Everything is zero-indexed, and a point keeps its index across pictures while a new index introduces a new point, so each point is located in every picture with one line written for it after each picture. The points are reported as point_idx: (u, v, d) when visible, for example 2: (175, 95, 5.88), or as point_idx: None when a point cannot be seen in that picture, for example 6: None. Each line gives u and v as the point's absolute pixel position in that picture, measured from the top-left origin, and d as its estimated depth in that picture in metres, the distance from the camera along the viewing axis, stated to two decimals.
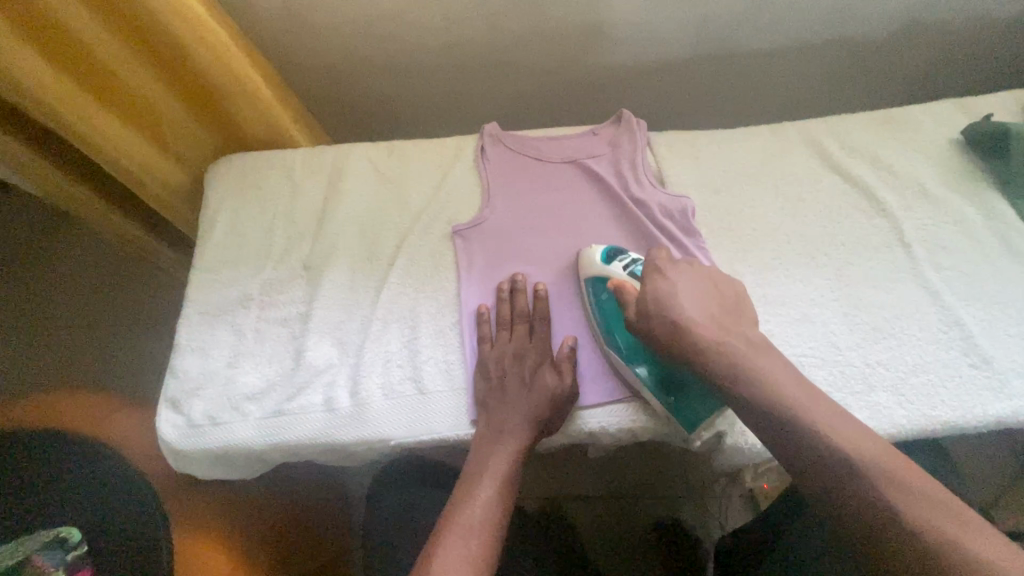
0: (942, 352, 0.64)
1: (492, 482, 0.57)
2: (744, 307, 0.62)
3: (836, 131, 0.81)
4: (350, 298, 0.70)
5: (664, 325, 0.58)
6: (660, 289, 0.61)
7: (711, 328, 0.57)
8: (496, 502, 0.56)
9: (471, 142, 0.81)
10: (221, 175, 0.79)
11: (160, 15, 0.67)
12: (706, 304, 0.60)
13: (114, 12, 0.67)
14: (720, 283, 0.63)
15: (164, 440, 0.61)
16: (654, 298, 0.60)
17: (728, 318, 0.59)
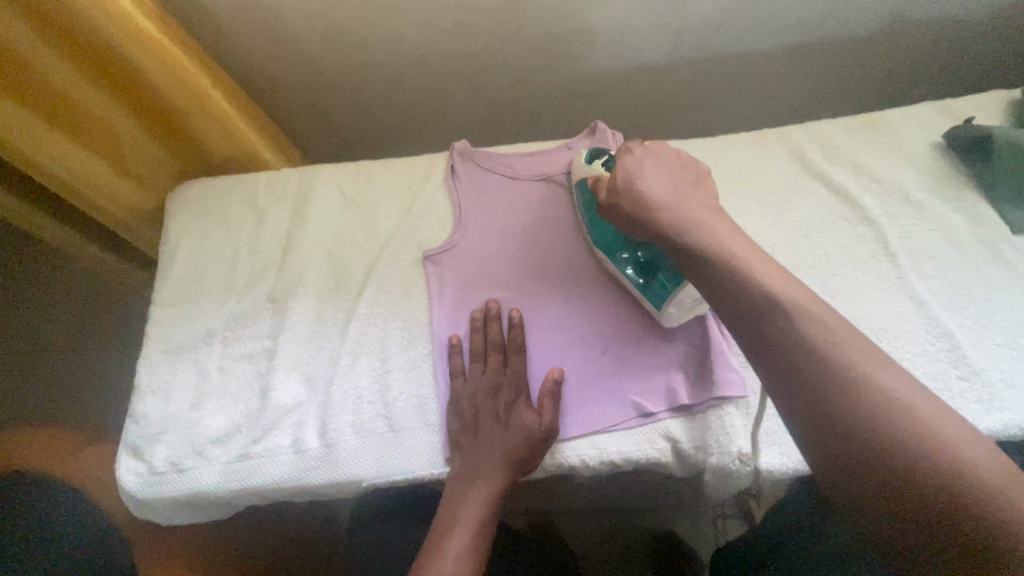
0: (929, 365, 0.60)
1: (466, 529, 0.53)
2: (707, 182, 0.58)
3: (816, 136, 0.76)
4: (317, 331, 0.67)
5: (627, 198, 0.56)
6: (626, 166, 0.57)
7: (674, 200, 0.53)
8: (472, 550, 0.52)
9: (441, 161, 0.78)
10: (183, 204, 0.77)
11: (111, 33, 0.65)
12: (672, 183, 0.55)
13: (61, 37, 0.64)
14: (685, 162, 0.59)
15: (126, 489, 0.61)
16: (615, 175, 0.58)
17: (696, 194, 0.55)
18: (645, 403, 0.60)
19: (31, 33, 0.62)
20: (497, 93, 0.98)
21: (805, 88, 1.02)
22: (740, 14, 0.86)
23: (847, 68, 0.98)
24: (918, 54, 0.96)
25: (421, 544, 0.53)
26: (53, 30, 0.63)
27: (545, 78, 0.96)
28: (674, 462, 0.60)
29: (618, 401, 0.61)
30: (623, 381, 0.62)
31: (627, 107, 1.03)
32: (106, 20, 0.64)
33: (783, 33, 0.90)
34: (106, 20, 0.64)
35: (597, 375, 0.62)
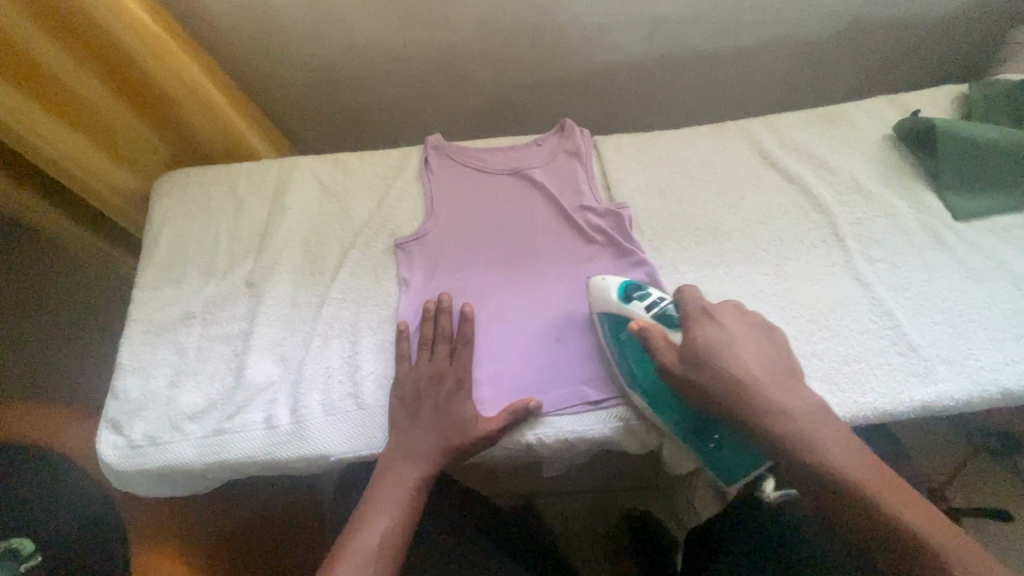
0: (870, 341, 0.63)
1: (393, 508, 0.56)
2: (776, 338, 0.58)
3: (775, 128, 0.79)
4: (292, 314, 0.70)
5: (711, 375, 0.53)
6: (704, 338, 0.54)
7: (764, 380, 0.53)
8: (399, 525, 0.56)
9: (416, 153, 0.80)
10: (165, 192, 0.80)
11: (106, 23, 0.68)
12: (756, 354, 0.55)
13: (55, 24, 0.67)
14: (767, 333, 0.58)
15: (105, 462, 0.64)
16: (700, 348, 0.54)
17: (779, 371, 0.54)
18: (589, 392, 0.63)
19: (27, 20, 0.65)
20: (475, 88, 1.01)
21: (776, 82, 1.05)
22: (708, 12, 0.89)
23: (815, 64, 1.01)
24: (884, 48, 0.99)
25: (351, 518, 0.57)
26: (49, 18, 0.66)
27: (522, 74, 0.99)
28: (628, 442, 0.63)
29: (571, 385, 0.64)
30: (576, 366, 0.65)
31: (603, 102, 1.06)
32: (101, 9, 0.67)
33: (752, 29, 0.93)
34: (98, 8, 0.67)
35: (552, 360, 0.65)
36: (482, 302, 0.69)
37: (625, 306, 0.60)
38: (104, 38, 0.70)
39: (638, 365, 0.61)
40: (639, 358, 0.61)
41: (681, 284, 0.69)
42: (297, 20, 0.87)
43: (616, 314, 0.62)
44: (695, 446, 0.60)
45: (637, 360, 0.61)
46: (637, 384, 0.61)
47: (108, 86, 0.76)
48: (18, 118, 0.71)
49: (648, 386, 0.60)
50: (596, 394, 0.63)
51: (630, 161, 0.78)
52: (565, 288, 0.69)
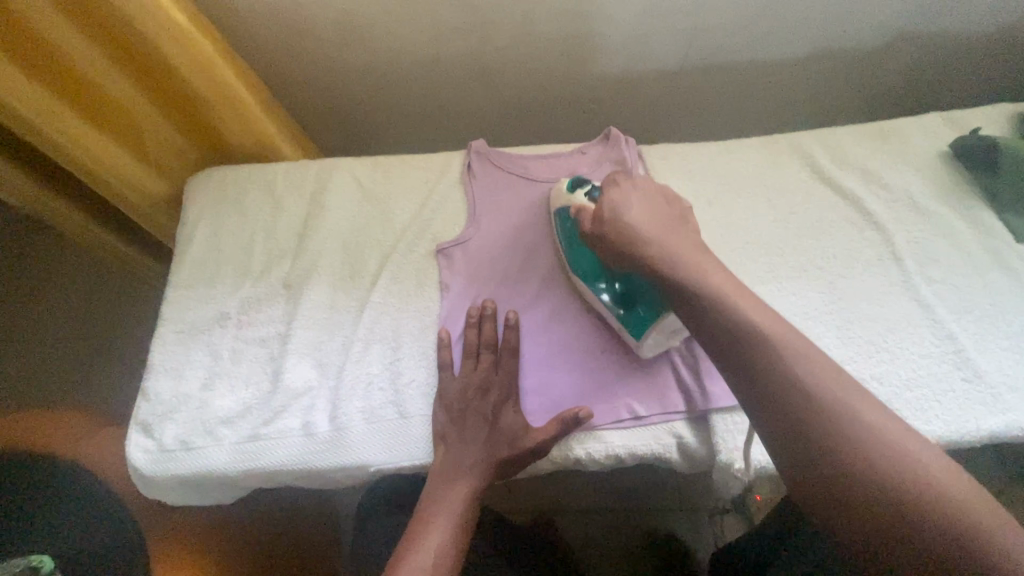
0: (933, 365, 0.61)
1: (444, 525, 0.54)
2: (689, 220, 0.59)
3: (826, 142, 0.77)
4: (330, 318, 0.68)
5: (613, 230, 0.57)
6: (613, 199, 0.59)
7: (657, 233, 0.55)
8: (451, 543, 0.53)
9: (458, 158, 0.79)
10: (200, 190, 0.78)
11: (143, 27, 0.66)
12: (657, 214, 0.57)
13: (91, 24, 0.65)
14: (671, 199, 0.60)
15: (134, 466, 0.61)
16: (608, 209, 0.58)
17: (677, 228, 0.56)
18: (640, 407, 0.61)
19: (64, 19, 0.64)
20: (512, 95, 1.00)
21: (816, 96, 1.03)
22: (754, 25, 0.88)
23: (856, 81, 1.01)
24: (929, 64, 0.98)
25: (401, 538, 0.54)
26: (86, 17, 0.65)
27: (560, 82, 0.98)
28: (679, 461, 0.61)
29: (618, 399, 0.62)
30: (622, 379, 0.62)
31: (640, 111, 1.05)
32: (140, 14, 0.65)
33: (796, 41, 0.92)
34: (140, 14, 0.65)
35: (598, 372, 0.63)
36: (527, 309, 0.67)
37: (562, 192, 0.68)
38: (140, 40, 0.68)
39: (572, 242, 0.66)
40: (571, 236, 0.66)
41: None
42: (340, 22, 0.85)
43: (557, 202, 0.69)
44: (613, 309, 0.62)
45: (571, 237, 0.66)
46: (574, 267, 0.66)
47: (141, 86, 0.74)
48: (46, 116, 0.70)
49: (579, 258, 0.65)
50: (646, 412, 0.61)
51: (678, 171, 0.77)
52: None
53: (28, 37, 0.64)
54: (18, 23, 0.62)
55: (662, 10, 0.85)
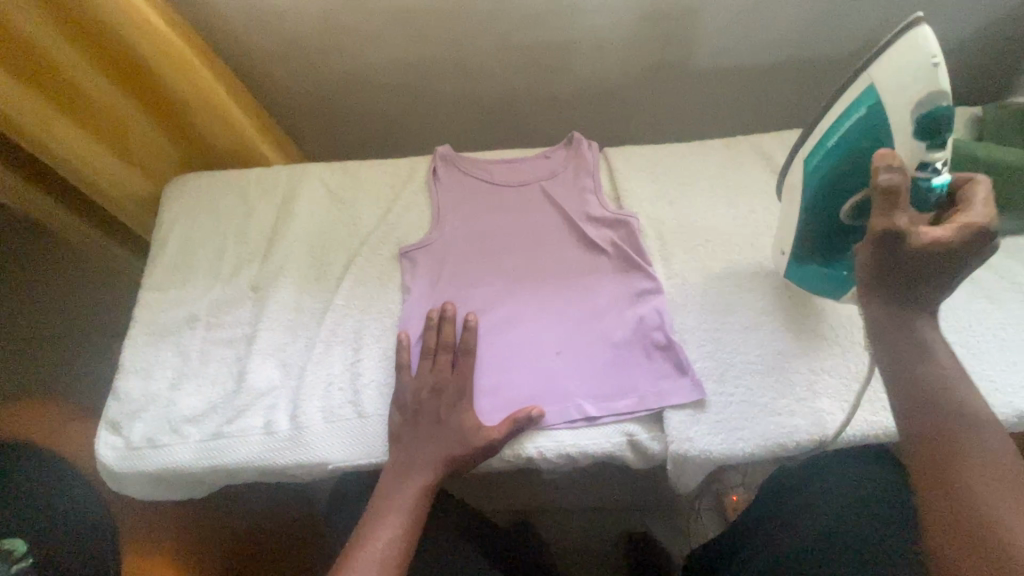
0: None
1: (394, 519, 0.56)
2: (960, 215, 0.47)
3: (787, 145, 0.78)
4: (295, 319, 0.70)
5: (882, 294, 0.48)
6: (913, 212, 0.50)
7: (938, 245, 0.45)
8: (400, 537, 0.55)
9: (426, 163, 0.80)
10: (175, 196, 0.80)
11: (125, 32, 0.69)
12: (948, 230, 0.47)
13: (74, 26, 0.68)
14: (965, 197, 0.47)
15: (104, 463, 0.63)
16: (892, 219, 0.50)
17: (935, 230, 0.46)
18: (590, 406, 0.62)
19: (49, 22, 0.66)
20: (487, 100, 1.01)
21: (789, 101, 1.04)
22: (722, 30, 0.90)
23: (828, 86, 1.01)
24: None
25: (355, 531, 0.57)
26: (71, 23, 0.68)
27: (534, 88, 0.99)
28: (633, 458, 0.62)
29: (569, 393, 0.63)
30: (574, 374, 0.64)
31: (613, 117, 1.06)
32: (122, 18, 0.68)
33: (766, 46, 0.93)
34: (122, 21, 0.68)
35: (553, 371, 0.64)
36: (487, 311, 0.68)
37: (908, 126, 0.47)
38: (124, 46, 0.70)
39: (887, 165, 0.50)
40: (866, 135, 0.50)
41: (690, 298, 0.68)
42: (315, 29, 0.88)
43: (885, 90, 0.48)
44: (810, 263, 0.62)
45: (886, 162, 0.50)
46: (817, 160, 0.55)
47: (124, 89, 0.76)
48: (33, 116, 0.71)
49: (849, 163, 0.53)
50: (596, 411, 0.62)
51: (641, 173, 0.78)
52: (569, 298, 0.69)
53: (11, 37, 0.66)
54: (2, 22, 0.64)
55: (631, 16, 0.87)
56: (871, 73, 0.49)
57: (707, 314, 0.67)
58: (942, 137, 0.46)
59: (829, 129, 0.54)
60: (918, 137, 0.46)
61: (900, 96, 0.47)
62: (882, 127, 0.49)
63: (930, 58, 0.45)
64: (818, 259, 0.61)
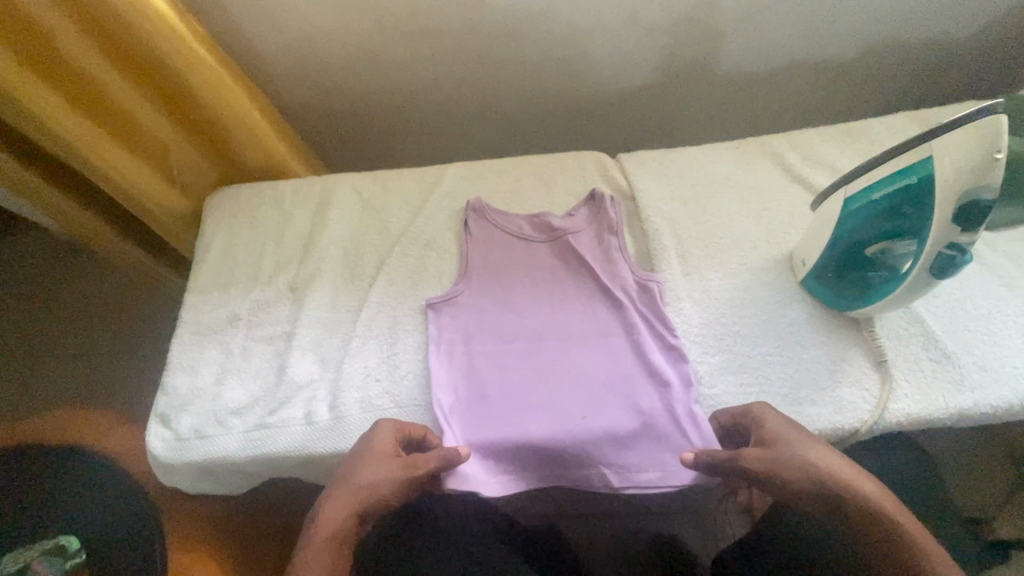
0: (903, 347, 0.63)
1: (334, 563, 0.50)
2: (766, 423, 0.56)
3: (797, 142, 0.81)
4: (331, 317, 0.74)
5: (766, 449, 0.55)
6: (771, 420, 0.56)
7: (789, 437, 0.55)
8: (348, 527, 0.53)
9: (449, 170, 0.84)
10: (217, 206, 0.85)
11: (167, 58, 0.72)
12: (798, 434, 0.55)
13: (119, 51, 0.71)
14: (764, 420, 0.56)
15: (154, 453, 0.67)
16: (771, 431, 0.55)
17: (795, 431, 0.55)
18: (615, 393, 0.64)
19: (98, 50, 0.70)
20: (503, 113, 1.06)
21: (796, 103, 1.07)
22: (730, 37, 0.94)
23: (833, 87, 1.04)
24: (902, 69, 1.01)
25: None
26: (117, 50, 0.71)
27: (549, 99, 1.04)
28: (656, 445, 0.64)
29: (591, 381, 0.65)
30: (598, 364, 0.66)
31: (625, 124, 1.10)
32: (166, 44, 0.70)
33: (771, 52, 0.97)
34: (163, 48, 0.71)
35: (578, 365, 0.66)
36: (511, 307, 0.71)
37: (952, 205, 0.49)
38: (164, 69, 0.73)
39: (922, 230, 0.52)
40: (912, 199, 0.52)
41: (710, 290, 0.70)
42: (342, 52, 0.92)
43: (940, 168, 0.49)
44: (825, 267, 0.64)
45: (922, 227, 0.53)
46: (881, 183, 0.54)
47: (163, 109, 0.80)
48: (80, 140, 0.75)
49: (911, 205, 0.53)
50: (622, 400, 0.64)
51: (655, 173, 0.80)
52: (592, 291, 0.71)
53: (63, 65, 0.70)
54: (56, 51, 0.68)
55: (640, 28, 0.91)
56: (933, 145, 0.49)
57: (726, 305, 0.69)
58: (980, 223, 0.49)
59: (876, 181, 0.55)
60: (958, 223, 0.49)
61: (955, 177, 0.48)
62: (929, 198, 0.51)
63: (992, 151, 0.45)
64: (836, 267, 0.63)
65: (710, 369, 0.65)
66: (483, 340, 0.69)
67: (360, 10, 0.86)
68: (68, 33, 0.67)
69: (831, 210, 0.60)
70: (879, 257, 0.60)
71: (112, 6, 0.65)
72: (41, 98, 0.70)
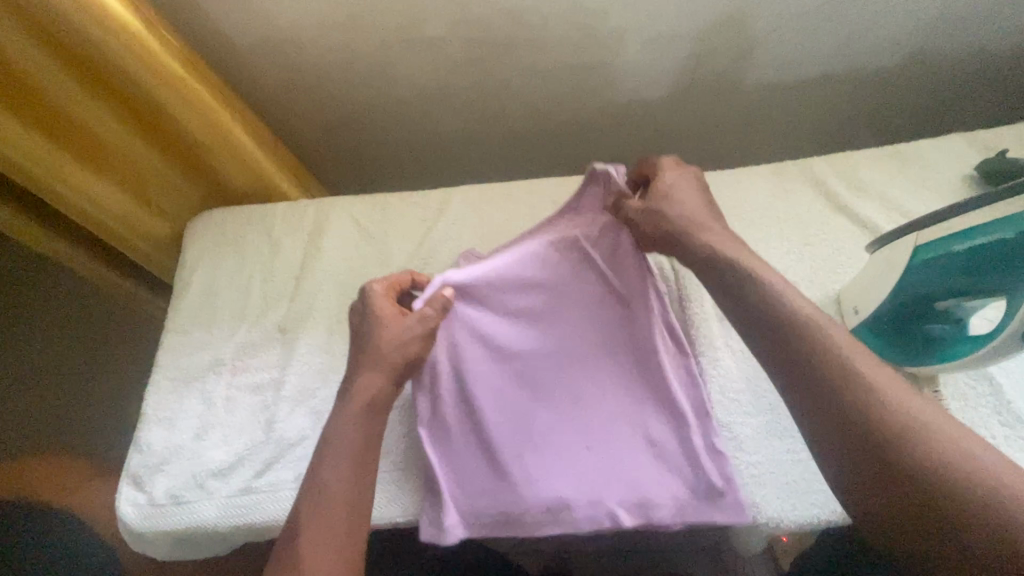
0: (970, 410, 0.56)
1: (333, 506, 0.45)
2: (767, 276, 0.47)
3: (841, 168, 0.72)
4: (325, 364, 0.66)
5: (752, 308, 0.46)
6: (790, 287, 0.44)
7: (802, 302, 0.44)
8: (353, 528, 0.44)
9: (454, 195, 0.76)
10: (199, 233, 0.77)
11: (134, 74, 0.64)
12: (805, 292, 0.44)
13: (78, 64, 0.63)
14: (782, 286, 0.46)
15: (124, 522, 0.59)
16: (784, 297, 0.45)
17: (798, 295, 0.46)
18: (641, 461, 0.56)
19: (59, 66, 0.62)
20: (512, 126, 0.98)
21: (826, 118, 0.99)
22: (760, 46, 0.86)
23: (869, 102, 0.96)
24: (944, 81, 0.93)
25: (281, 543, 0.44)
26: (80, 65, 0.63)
27: (562, 112, 0.95)
28: (693, 516, 0.56)
29: (617, 447, 0.56)
30: (625, 427, 0.57)
31: (642, 138, 1.01)
32: (132, 57, 0.63)
33: (804, 63, 0.89)
34: (127, 56, 0.63)
35: (591, 422, 0.58)
36: None
37: None
38: (131, 83, 0.65)
39: (1012, 290, 0.45)
40: (999, 258, 0.46)
41: None
42: (337, 59, 0.84)
43: None
44: (882, 320, 0.56)
45: (1010, 288, 0.46)
46: (961, 237, 0.47)
47: (134, 127, 0.71)
48: (36, 161, 0.67)
49: (997, 262, 0.46)
50: (659, 470, 0.56)
51: None
52: None
53: (13, 78, 0.61)
54: (5, 64, 0.60)
55: (663, 36, 0.83)
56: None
57: None
58: None
59: (958, 232, 0.47)
60: None
61: None
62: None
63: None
64: (895, 321, 0.56)
65: (752, 433, 0.57)
66: (480, 394, 0.60)
67: (352, 15, 0.77)
68: (16, 43, 0.59)
69: (894, 261, 0.53)
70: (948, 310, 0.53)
71: (61, 8, 0.57)
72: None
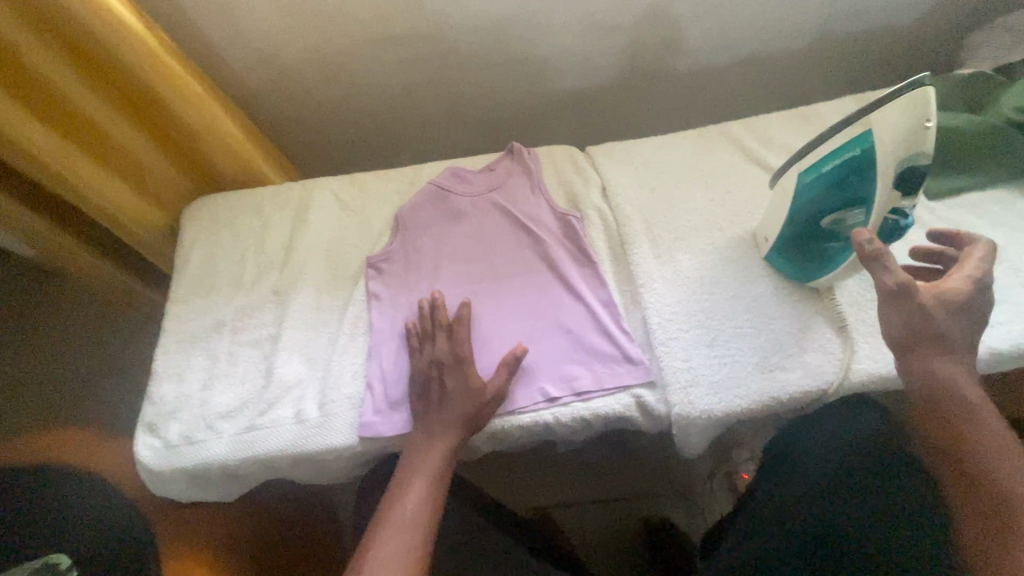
0: (860, 312, 0.67)
1: (414, 529, 0.56)
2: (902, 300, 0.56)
3: (754, 128, 0.85)
4: (316, 318, 0.75)
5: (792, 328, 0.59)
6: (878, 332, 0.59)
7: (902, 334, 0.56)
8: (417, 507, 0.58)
9: (423, 171, 0.86)
10: (194, 216, 0.85)
11: (136, 68, 0.73)
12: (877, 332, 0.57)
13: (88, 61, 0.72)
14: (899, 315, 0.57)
15: (142, 463, 0.67)
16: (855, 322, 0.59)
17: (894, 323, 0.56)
18: (581, 380, 0.66)
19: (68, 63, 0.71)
20: (477, 115, 1.09)
21: (752, 95, 1.13)
22: (687, 35, 0.98)
23: (787, 79, 1.10)
24: (849, 57, 1.08)
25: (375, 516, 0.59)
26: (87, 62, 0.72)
27: (519, 100, 1.07)
28: (641, 417, 0.66)
29: (557, 381, 0.67)
30: (565, 342, 0.69)
31: (593, 121, 1.14)
32: (131, 49, 0.72)
33: (726, 48, 1.02)
34: (134, 55, 0.72)
35: (544, 346, 0.69)
36: (483, 297, 0.73)
37: (888, 176, 0.53)
38: (137, 79, 0.74)
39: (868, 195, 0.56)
40: (856, 169, 0.56)
41: (680, 271, 0.73)
42: (312, 58, 0.94)
43: (880, 139, 0.53)
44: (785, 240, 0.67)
45: (868, 195, 0.57)
46: (828, 158, 0.58)
47: (134, 120, 0.80)
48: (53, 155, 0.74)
49: (855, 173, 0.57)
50: (608, 383, 0.66)
51: (623, 163, 0.83)
52: (565, 283, 0.73)
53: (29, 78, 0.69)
54: (20, 65, 0.68)
55: (602, 29, 0.95)
56: (871, 119, 0.53)
57: (694, 285, 0.72)
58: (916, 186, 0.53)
59: (824, 155, 0.59)
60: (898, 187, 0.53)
61: (892, 146, 0.52)
62: (871, 166, 0.55)
63: (922, 120, 0.50)
64: (792, 244, 0.67)
65: (685, 343, 0.67)
66: None
67: (326, 17, 0.88)
68: (39, 48, 0.68)
69: (787, 188, 0.65)
70: (834, 227, 0.63)
71: (77, 13, 0.66)
72: (10, 116, 0.69)
